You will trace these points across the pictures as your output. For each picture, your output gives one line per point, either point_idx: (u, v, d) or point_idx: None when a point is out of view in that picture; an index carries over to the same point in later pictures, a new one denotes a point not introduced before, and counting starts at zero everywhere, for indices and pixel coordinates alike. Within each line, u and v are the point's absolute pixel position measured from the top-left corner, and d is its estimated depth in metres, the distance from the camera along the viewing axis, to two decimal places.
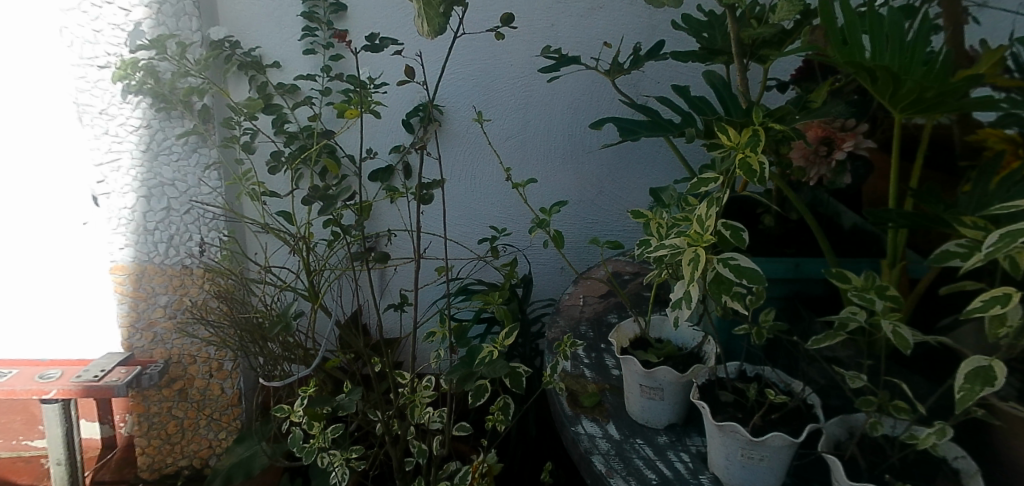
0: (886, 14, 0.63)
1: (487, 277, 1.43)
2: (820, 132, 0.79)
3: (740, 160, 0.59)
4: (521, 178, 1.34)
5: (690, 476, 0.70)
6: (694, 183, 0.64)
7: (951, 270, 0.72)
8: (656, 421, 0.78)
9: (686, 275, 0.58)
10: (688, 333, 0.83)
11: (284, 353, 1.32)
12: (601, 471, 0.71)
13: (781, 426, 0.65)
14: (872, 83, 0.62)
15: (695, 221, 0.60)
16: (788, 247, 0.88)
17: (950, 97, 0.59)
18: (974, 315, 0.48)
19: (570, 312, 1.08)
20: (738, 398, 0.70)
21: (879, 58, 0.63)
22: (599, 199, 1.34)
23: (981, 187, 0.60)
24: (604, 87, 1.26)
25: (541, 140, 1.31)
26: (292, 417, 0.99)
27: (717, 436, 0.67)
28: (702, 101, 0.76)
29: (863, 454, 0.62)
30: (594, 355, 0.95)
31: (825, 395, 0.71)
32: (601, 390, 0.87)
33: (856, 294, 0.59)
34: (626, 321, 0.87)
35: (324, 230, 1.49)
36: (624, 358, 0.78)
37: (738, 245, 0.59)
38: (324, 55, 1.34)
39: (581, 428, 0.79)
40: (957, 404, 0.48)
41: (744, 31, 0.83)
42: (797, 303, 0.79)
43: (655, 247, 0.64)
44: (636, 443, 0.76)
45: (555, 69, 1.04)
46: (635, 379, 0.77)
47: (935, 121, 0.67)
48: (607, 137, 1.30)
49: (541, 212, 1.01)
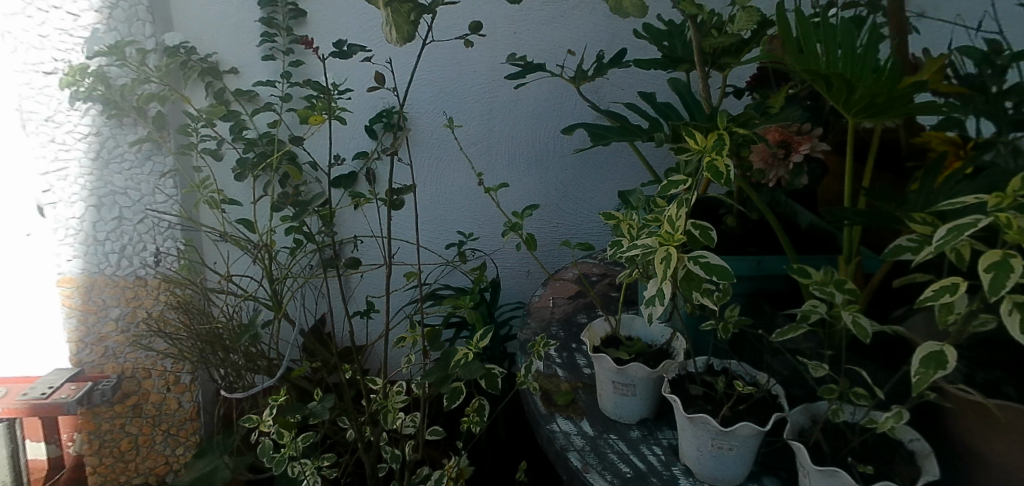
0: (838, 25, 0.67)
1: (455, 282, 1.44)
2: (779, 135, 0.84)
3: (707, 162, 0.62)
4: (493, 183, 1.35)
5: (663, 468, 0.73)
6: (663, 185, 0.66)
7: (903, 263, 0.77)
8: (628, 417, 0.80)
9: (660, 273, 0.60)
10: (657, 330, 0.86)
11: (247, 363, 1.27)
12: (577, 467, 0.73)
13: (749, 416, 0.68)
14: (827, 89, 0.66)
15: (666, 221, 0.62)
16: (749, 246, 0.92)
17: (898, 103, 0.63)
18: (926, 304, 0.52)
19: (541, 314, 1.09)
20: (707, 391, 0.73)
21: (833, 66, 0.67)
22: (567, 202, 1.37)
23: (928, 185, 0.65)
24: (569, 93, 1.29)
25: (508, 146, 1.32)
26: (261, 427, 0.97)
27: (688, 429, 0.69)
28: (668, 108, 0.79)
29: (826, 440, 0.65)
30: (565, 354, 0.97)
31: (789, 386, 0.74)
32: (574, 388, 0.88)
33: (817, 288, 0.62)
34: (597, 321, 0.89)
35: (286, 238, 1.46)
36: (597, 356, 0.80)
37: (707, 243, 0.62)
38: (283, 61, 1.32)
39: (556, 427, 0.80)
40: (914, 387, 0.51)
41: (705, 40, 0.86)
42: (760, 298, 0.83)
43: (627, 247, 0.66)
44: (610, 438, 0.78)
45: (522, 77, 1.06)
46: (608, 377, 0.79)
47: (883, 126, 0.71)
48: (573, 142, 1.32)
49: (515, 215, 1.00)
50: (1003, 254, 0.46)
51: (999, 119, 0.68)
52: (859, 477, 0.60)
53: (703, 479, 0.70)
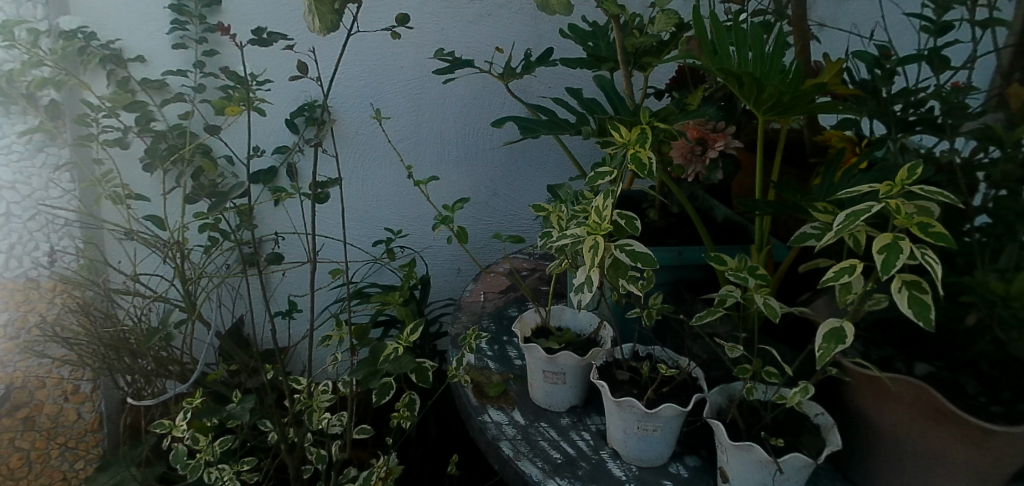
0: (749, 29, 0.72)
1: (384, 280, 1.41)
2: (696, 133, 0.89)
3: (632, 154, 0.64)
4: (422, 177, 1.34)
5: (592, 452, 0.75)
6: (590, 177, 0.68)
7: (808, 252, 0.83)
8: (558, 405, 0.82)
9: (587, 261, 0.61)
10: (585, 320, 0.89)
11: (157, 368, 1.20)
12: (509, 455, 0.73)
13: (672, 398, 0.72)
14: (740, 88, 0.70)
15: (593, 211, 0.64)
16: (671, 238, 0.96)
17: (802, 102, 0.68)
18: (828, 285, 0.56)
19: (471, 308, 1.09)
20: (633, 376, 0.76)
21: (745, 67, 0.71)
22: (496, 198, 1.38)
23: (829, 179, 0.70)
24: (497, 89, 1.30)
25: (437, 141, 1.32)
26: (173, 433, 0.92)
27: (615, 412, 0.72)
28: (594, 103, 0.81)
29: (741, 417, 0.70)
30: (496, 347, 0.97)
31: (707, 368, 0.78)
32: (505, 380, 0.89)
33: (732, 273, 0.66)
34: (528, 311, 0.90)
35: (200, 235, 1.38)
36: (528, 346, 0.81)
37: (632, 232, 0.64)
38: (195, 50, 1.25)
39: (487, 417, 0.80)
40: (818, 362, 0.56)
41: (627, 40, 0.89)
42: (681, 287, 0.87)
43: (557, 237, 0.67)
44: (541, 426, 0.79)
45: (449, 71, 1.06)
46: (539, 366, 0.81)
47: (790, 125, 0.77)
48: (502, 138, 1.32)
49: (444, 208, 1.00)
50: (893, 237, 0.51)
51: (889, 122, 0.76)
52: (771, 449, 0.65)
53: (629, 461, 0.74)
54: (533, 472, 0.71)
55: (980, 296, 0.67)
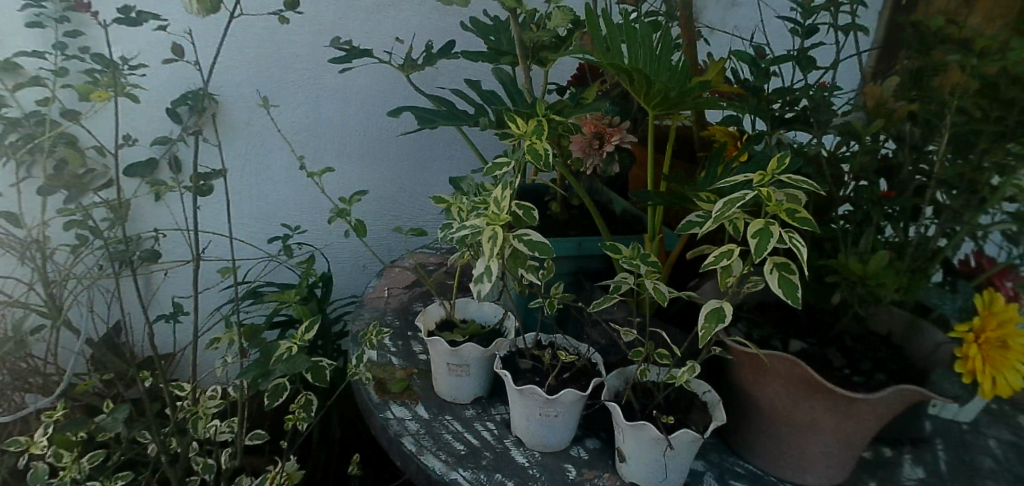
0: (639, 27, 0.75)
1: (281, 278, 1.35)
2: (594, 127, 0.91)
3: (528, 145, 0.65)
4: (315, 168, 1.29)
5: (496, 442, 0.77)
6: (489, 168, 0.69)
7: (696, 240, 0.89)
8: (463, 397, 0.82)
9: (486, 252, 0.61)
10: (490, 311, 0.88)
11: (13, 382, 1.07)
12: (411, 451, 0.72)
13: (572, 384, 0.75)
14: (631, 84, 0.73)
15: (492, 202, 0.64)
16: (572, 229, 0.98)
17: (687, 97, 0.72)
18: (710, 268, 0.59)
19: (375, 304, 1.06)
20: (535, 364, 0.78)
21: (636, 63, 0.74)
22: (397, 194, 1.36)
23: (713, 170, 0.75)
24: (398, 80, 1.27)
25: (336, 134, 1.27)
26: (32, 450, 0.82)
27: (518, 400, 0.74)
28: (492, 95, 0.82)
29: (636, 398, 0.73)
30: (401, 342, 0.95)
31: (606, 354, 0.81)
32: (409, 375, 0.87)
33: (626, 261, 0.69)
34: (432, 304, 0.88)
35: (66, 233, 1.25)
36: (432, 339, 0.80)
37: (530, 222, 0.64)
38: (56, 30, 1.13)
39: (389, 414, 0.78)
40: (701, 341, 0.59)
41: (525, 34, 0.90)
42: (581, 277, 0.90)
43: (456, 228, 0.66)
44: (445, 420, 0.79)
45: (346, 61, 1.03)
46: (443, 359, 0.80)
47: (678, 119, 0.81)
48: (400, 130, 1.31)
49: (341, 201, 0.96)
50: (764, 222, 0.55)
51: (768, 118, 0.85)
52: (662, 427, 0.69)
53: (532, 447, 0.76)
54: (436, 465, 0.71)
55: (841, 276, 0.75)
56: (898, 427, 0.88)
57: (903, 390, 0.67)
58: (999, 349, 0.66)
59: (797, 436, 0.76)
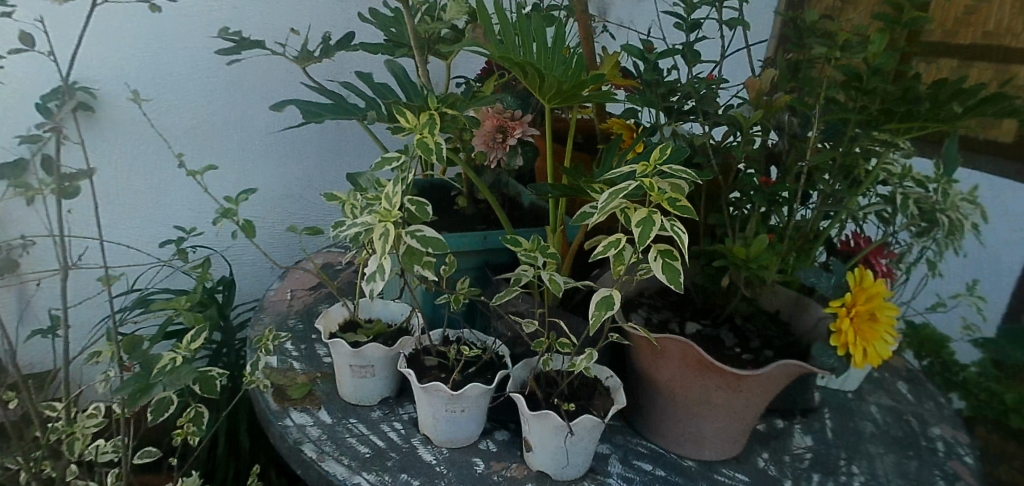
0: (533, 20, 0.75)
1: (178, 284, 1.28)
2: (495, 122, 0.90)
3: (418, 139, 0.63)
4: (199, 166, 1.22)
5: (402, 442, 0.75)
6: (380, 162, 0.68)
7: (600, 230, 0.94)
8: (369, 399, 0.80)
9: (378, 249, 0.59)
10: (396, 309, 0.87)
11: None
12: (312, 458, 0.70)
13: (477, 378, 0.75)
14: (526, 77, 0.73)
15: (383, 198, 0.62)
16: (479, 224, 0.98)
17: (580, 89, 0.73)
18: (599, 258, 0.61)
19: (276, 308, 1.02)
20: (441, 361, 0.77)
21: (530, 56, 0.74)
22: (299, 189, 1.33)
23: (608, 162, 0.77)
24: (294, 71, 1.24)
25: (230, 128, 1.22)
26: None
27: (423, 398, 0.73)
28: (384, 88, 0.80)
29: (540, 388, 0.75)
30: (303, 346, 0.92)
31: (512, 346, 0.82)
32: (311, 379, 0.84)
33: (524, 254, 0.70)
34: (334, 305, 0.85)
35: None
36: (332, 341, 0.77)
37: (423, 218, 0.64)
38: None
39: (289, 421, 0.75)
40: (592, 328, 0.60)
41: (421, 25, 0.88)
42: (487, 270, 0.90)
43: (348, 226, 0.63)
44: (349, 423, 0.77)
45: (235, 52, 0.97)
46: (344, 361, 0.78)
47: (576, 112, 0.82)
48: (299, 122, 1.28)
49: (227, 201, 0.92)
50: (648, 211, 0.57)
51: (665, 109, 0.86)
52: (565, 414, 0.70)
53: (440, 445, 0.76)
54: (338, 471, 0.69)
55: (729, 259, 0.80)
56: (787, 399, 1.01)
57: (782, 365, 0.74)
58: (868, 320, 0.72)
59: (693, 413, 0.82)
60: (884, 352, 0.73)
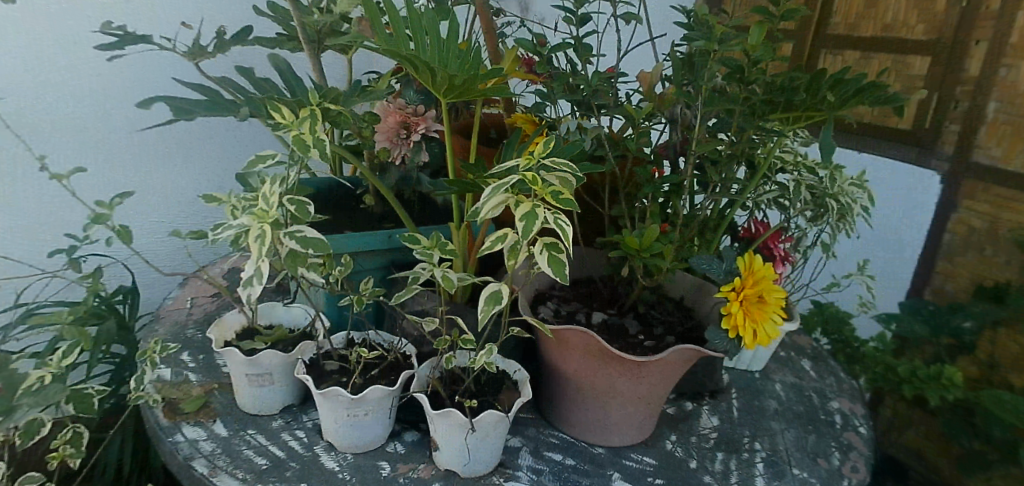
0: (425, 13, 0.73)
1: (72, 297, 1.21)
2: (398, 117, 0.88)
3: (294, 136, 0.60)
4: (62, 168, 1.14)
5: (304, 450, 0.73)
6: (252, 161, 0.64)
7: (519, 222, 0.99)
8: (269, 408, 0.78)
9: (254, 253, 0.56)
10: (298, 313, 0.84)
11: None
12: (203, 474, 0.67)
13: (380, 380, 0.73)
14: (417, 71, 0.72)
15: (259, 199, 0.59)
16: (387, 222, 0.97)
17: (474, 82, 0.72)
18: (487, 252, 0.61)
19: (174, 317, 0.97)
20: (342, 364, 0.75)
21: (422, 50, 0.72)
22: (184, 194, 1.28)
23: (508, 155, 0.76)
24: (169, 64, 1.20)
25: (98, 130, 1.15)
26: None
27: (323, 404, 0.71)
28: (264, 83, 0.75)
29: (445, 386, 0.74)
30: (202, 357, 0.88)
31: (418, 345, 0.81)
32: (207, 391, 0.80)
33: (420, 252, 0.69)
34: (229, 313, 0.81)
35: None
36: (225, 350, 0.74)
37: (304, 218, 0.61)
38: None
39: (179, 437, 0.72)
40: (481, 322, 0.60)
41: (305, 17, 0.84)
42: (393, 269, 0.88)
43: (221, 228, 0.60)
44: (246, 435, 0.74)
45: (118, 47, 0.90)
46: (240, 370, 0.74)
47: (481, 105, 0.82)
48: (170, 122, 1.22)
49: (102, 206, 0.91)
50: (531, 204, 0.57)
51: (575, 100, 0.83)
52: (467, 411, 0.70)
53: (344, 450, 0.74)
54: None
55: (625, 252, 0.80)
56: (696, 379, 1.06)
57: (679, 349, 0.77)
58: (756, 303, 0.78)
59: (601, 402, 0.84)
60: (773, 333, 0.79)
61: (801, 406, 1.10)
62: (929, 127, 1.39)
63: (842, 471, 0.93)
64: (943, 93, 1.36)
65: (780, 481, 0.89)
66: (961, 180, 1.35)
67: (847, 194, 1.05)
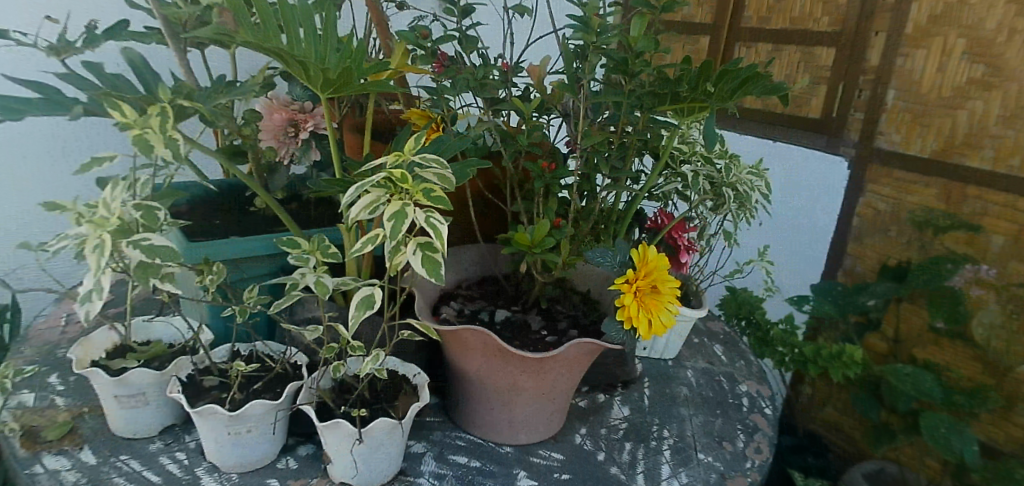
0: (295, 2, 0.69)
1: None
2: (284, 114, 0.85)
3: (133, 138, 0.60)
4: None
5: (183, 473, 0.68)
6: (91, 164, 0.65)
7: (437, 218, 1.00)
8: (146, 430, 0.72)
9: (91, 265, 0.58)
10: (176, 328, 0.79)
11: None
12: None
13: (264, 394, 0.70)
14: (291, 67, 0.71)
15: (99, 206, 0.60)
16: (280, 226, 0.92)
17: (353, 78, 0.72)
18: (361, 255, 0.58)
19: (44, 337, 0.91)
20: (221, 379, 0.71)
21: (296, 46, 0.68)
22: (25, 204, 1.24)
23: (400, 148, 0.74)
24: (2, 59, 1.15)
25: None
26: None
27: (200, 423, 0.67)
28: (117, 78, 0.73)
29: (335, 396, 0.71)
30: (73, 378, 0.82)
31: (309, 354, 0.78)
32: (75, 416, 0.74)
33: (295, 256, 0.66)
34: (97, 330, 0.75)
35: None
36: (88, 371, 0.68)
37: (150, 224, 0.61)
38: None
39: (37, 468, 0.66)
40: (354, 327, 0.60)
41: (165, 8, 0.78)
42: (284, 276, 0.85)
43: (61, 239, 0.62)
44: (117, 461, 0.68)
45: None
46: (107, 393, 0.69)
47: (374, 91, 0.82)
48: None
49: None
50: (402, 204, 0.55)
51: (479, 86, 0.79)
52: (357, 421, 0.67)
53: (229, 470, 0.70)
54: None
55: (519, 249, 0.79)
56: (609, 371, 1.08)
57: (577, 343, 0.77)
58: (652, 293, 0.80)
59: (505, 401, 0.83)
60: (669, 323, 0.80)
61: (711, 391, 1.16)
62: (836, 116, 1.48)
63: (746, 453, 0.98)
64: (848, 83, 1.44)
65: (686, 466, 0.92)
66: (869, 165, 1.42)
67: (745, 181, 1.11)
